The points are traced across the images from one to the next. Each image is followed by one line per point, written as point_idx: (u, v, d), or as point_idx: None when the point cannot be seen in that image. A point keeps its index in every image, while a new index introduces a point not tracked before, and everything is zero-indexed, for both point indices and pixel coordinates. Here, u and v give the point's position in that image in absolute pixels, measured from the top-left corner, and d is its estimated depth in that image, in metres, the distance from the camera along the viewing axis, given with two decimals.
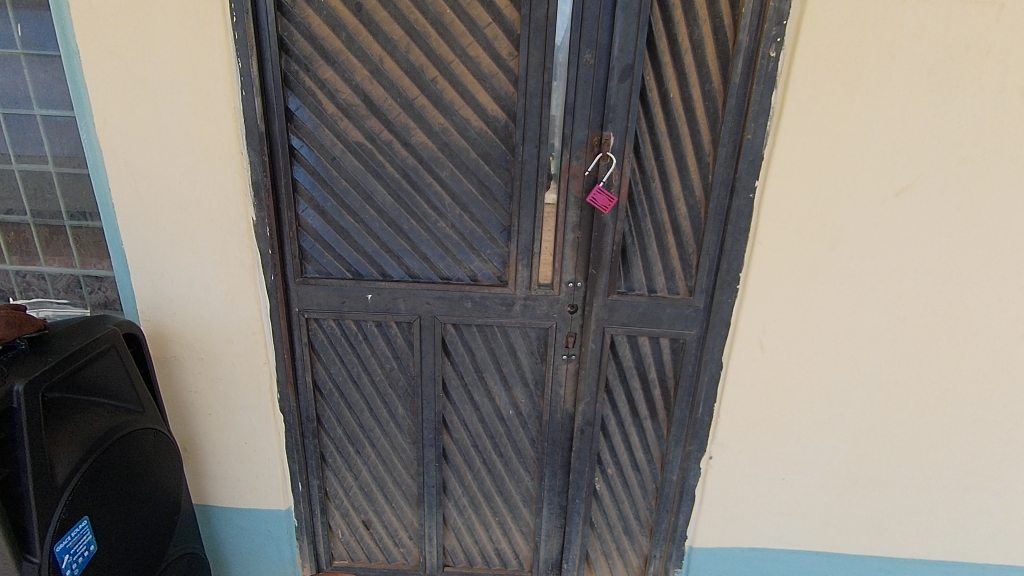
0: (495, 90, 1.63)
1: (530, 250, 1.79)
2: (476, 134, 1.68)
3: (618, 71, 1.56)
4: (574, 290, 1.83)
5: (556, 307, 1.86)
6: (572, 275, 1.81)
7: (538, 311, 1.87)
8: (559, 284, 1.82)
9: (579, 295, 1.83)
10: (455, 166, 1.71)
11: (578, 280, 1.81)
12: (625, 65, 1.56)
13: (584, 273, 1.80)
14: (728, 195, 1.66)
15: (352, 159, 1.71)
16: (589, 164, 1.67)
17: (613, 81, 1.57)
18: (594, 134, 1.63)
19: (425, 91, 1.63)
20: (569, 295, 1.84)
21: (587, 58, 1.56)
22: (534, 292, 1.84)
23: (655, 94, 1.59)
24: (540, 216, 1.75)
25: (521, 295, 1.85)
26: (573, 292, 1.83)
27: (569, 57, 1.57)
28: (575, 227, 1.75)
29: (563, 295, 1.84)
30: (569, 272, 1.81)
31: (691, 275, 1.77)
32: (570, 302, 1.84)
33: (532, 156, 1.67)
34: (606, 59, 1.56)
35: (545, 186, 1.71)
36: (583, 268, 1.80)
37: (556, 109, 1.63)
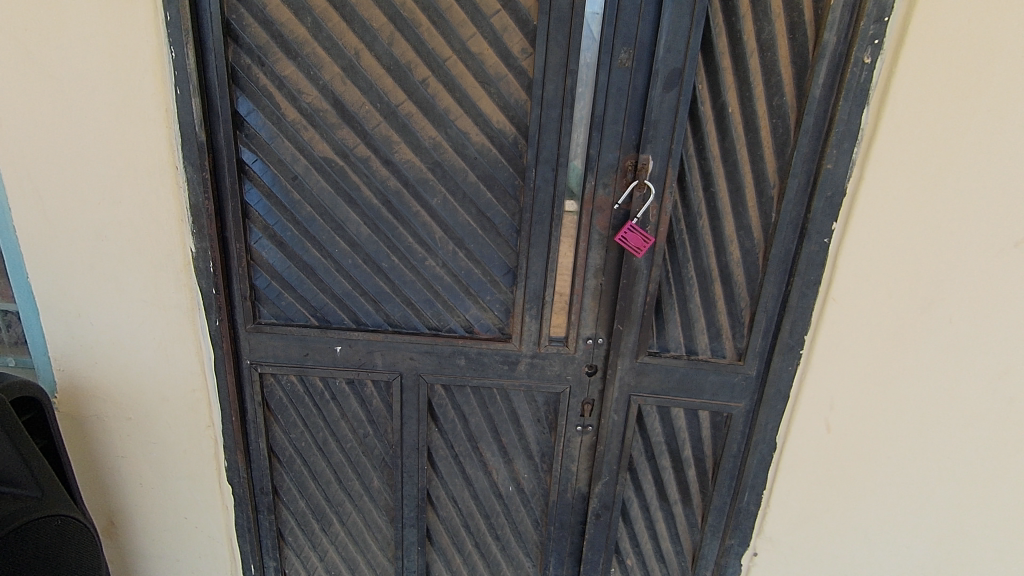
0: (502, 97, 1.27)
1: (540, 298, 1.43)
2: (477, 152, 1.32)
3: (663, 78, 1.21)
4: (594, 349, 1.47)
5: (571, 368, 1.50)
6: (592, 330, 1.45)
7: (547, 371, 1.51)
8: (575, 340, 1.47)
9: (600, 354, 1.48)
10: (449, 192, 1.36)
11: (600, 336, 1.46)
12: (673, 71, 1.20)
13: (607, 329, 1.45)
14: (796, 238, 1.30)
15: (318, 178, 1.34)
16: (620, 194, 1.31)
17: (656, 90, 1.22)
18: (627, 155, 1.28)
19: (413, 96, 1.27)
20: (588, 353, 1.48)
21: (624, 60, 1.21)
22: (543, 348, 1.48)
23: (709, 108, 1.24)
24: (553, 257, 1.39)
25: (528, 352, 1.49)
26: (592, 351, 1.48)
27: (601, 57, 1.21)
28: (598, 272, 1.39)
29: (579, 354, 1.48)
30: (588, 326, 1.45)
31: (742, 336, 1.41)
32: (588, 362, 1.49)
33: (548, 181, 1.32)
34: (648, 62, 1.21)
35: (562, 220, 1.36)
36: (607, 322, 1.44)
37: (580, 122, 1.28)
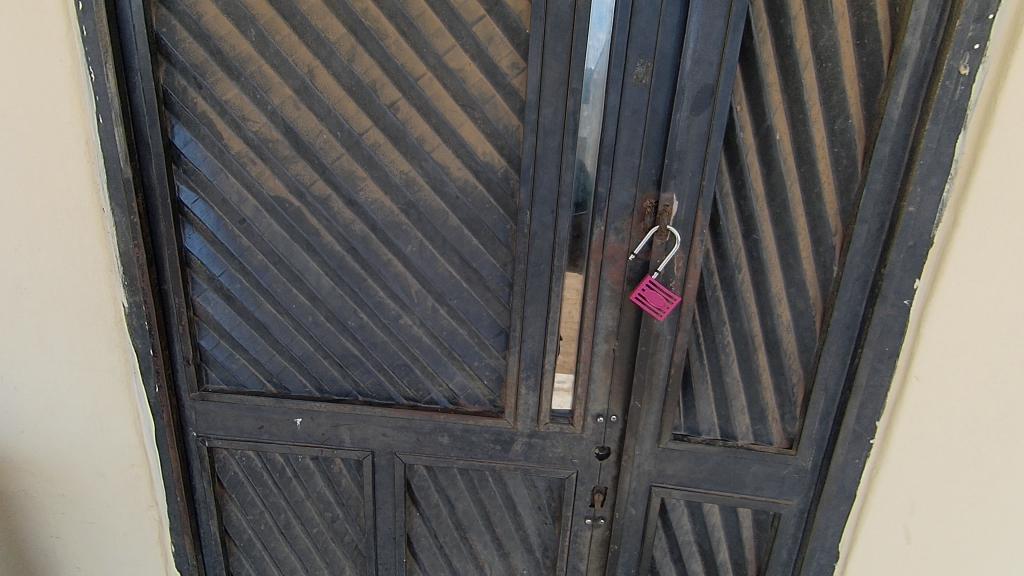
0: (488, 123, 1.03)
1: (539, 366, 1.17)
2: (459, 189, 1.08)
3: (690, 97, 0.95)
4: (606, 428, 1.20)
5: (578, 449, 1.23)
6: (603, 405, 1.18)
7: (550, 454, 1.24)
8: (582, 417, 1.20)
9: (614, 436, 1.20)
10: (426, 238, 1.11)
11: (614, 413, 1.18)
12: (704, 88, 0.94)
13: (622, 405, 1.17)
14: (867, 299, 1.01)
15: (270, 221, 1.12)
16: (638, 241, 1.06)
17: (681, 113, 0.96)
18: (645, 194, 1.03)
19: (379, 121, 1.04)
20: (598, 433, 1.21)
21: (639, 76, 0.96)
22: (543, 427, 1.21)
23: (751, 134, 0.97)
24: (554, 317, 1.13)
25: (525, 430, 1.22)
26: (604, 430, 1.20)
27: (610, 73, 0.97)
28: (611, 335, 1.13)
29: (588, 434, 1.21)
30: (599, 400, 1.18)
31: (794, 419, 1.11)
32: (599, 444, 1.22)
33: (547, 226, 1.07)
34: (670, 78, 0.96)
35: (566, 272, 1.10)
36: (622, 396, 1.17)
37: (586, 153, 1.03)
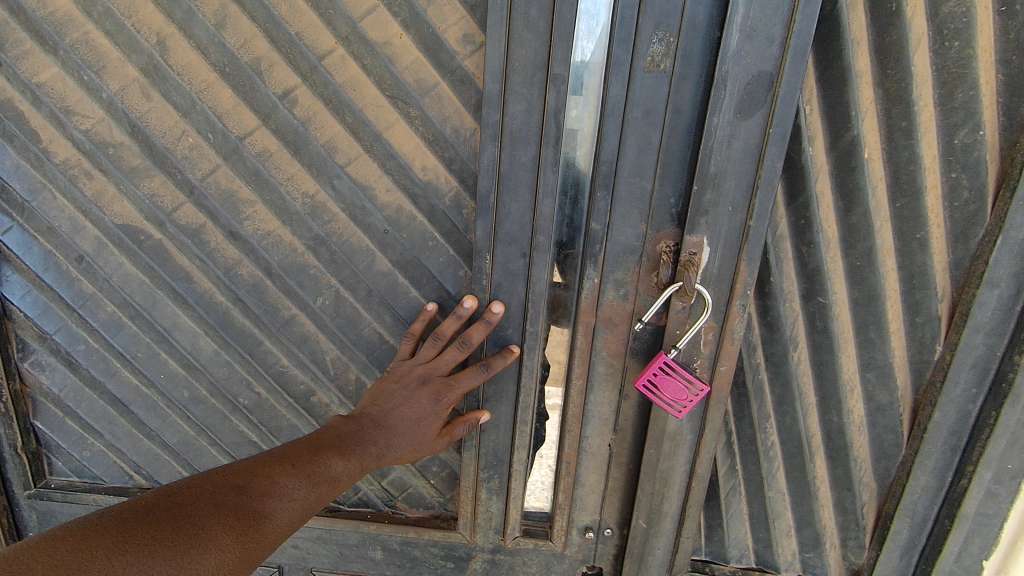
0: (428, 126, 0.70)
1: (506, 463, 0.85)
2: (388, 221, 0.74)
3: (736, 93, 0.62)
4: (597, 544, 0.88)
5: (559, 570, 0.91)
6: (594, 516, 0.86)
7: (521, 573, 0.91)
8: (564, 530, 0.87)
9: (609, 553, 0.88)
10: (343, 288, 0.78)
11: (609, 526, 0.87)
12: (757, 79, 0.61)
13: (619, 517, 0.86)
14: (985, 395, 0.68)
15: (118, 257, 0.78)
16: (651, 301, 0.74)
17: (720, 118, 0.63)
18: (660, 235, 0.71)
19: (268, 119, 0.70)
20: (588, 550, 0.89)
21: (655, 59, 0.63)
22: (511, 542, 0.89)
23: (824, 150, 0.64)
24: (527, 400, 0.81)
25: (486, 545, 0.90)
26: (596, 547, 0.88)
27: (611, 53, 0.64)
28: (606, 425, 0.81)
29: (572, 551, 0.89)
30: (588, 509, 0.86)
31: (859, 545, 0.80)
32: (587, 564, 0.90)
33: (517, 275, 0.74)
34: (703, 64, 0.63)
35: (543, 339, 0.78)
36: (620, 505, 0.85)
37: (573, 174, 0.70)
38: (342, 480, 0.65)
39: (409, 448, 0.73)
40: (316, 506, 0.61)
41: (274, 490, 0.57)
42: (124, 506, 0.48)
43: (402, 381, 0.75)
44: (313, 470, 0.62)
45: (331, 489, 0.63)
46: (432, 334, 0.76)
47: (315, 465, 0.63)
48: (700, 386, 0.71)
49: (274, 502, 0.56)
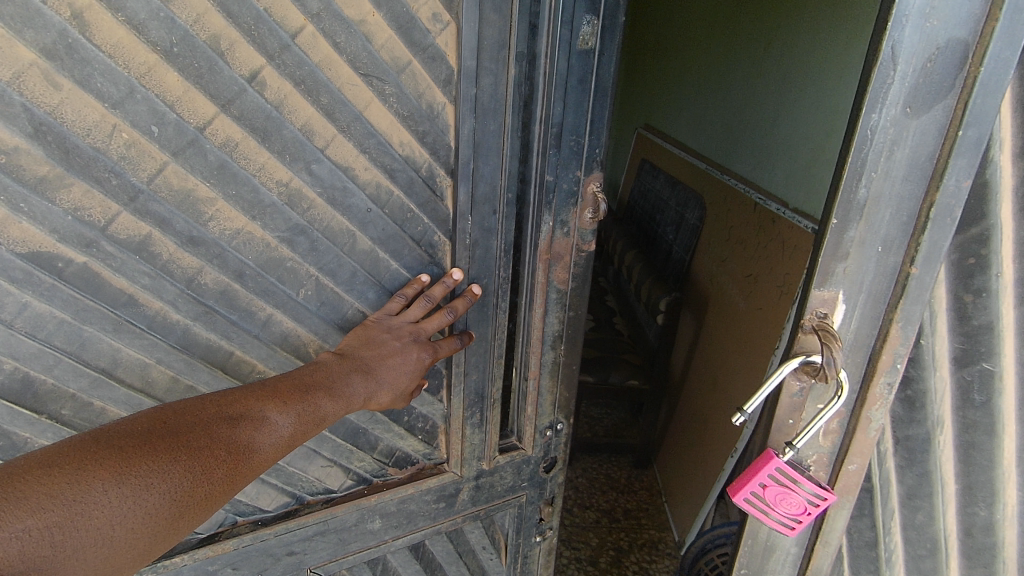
0: (403, 102, 0.73)
1: (484, 396, 0.97)
2: (368, 200, 0.76)
3: (908, 80, 0.57)
4: (553, 439, 1.08)
5: (526, 471, 1.09)
6: (551, 417, 1.06)
7: (496, 488, 1.07)
8: (531, 436, 1.05)
9: (559, 444, 1.10)
10: (324, 276, 0.77)
11: (560, 423, 1.07)
12: (939, 56, 0.56)
13: (569, 410, 1.07)
14: None
15: (19, 297, 0.61)
16: (588, 232, 0.91)
17: (884, 114, 0.58)
18: (592, 178, 0.87)
19: (231, 104, 0.63)
20: (546, 447, 1.08)
21: (585, 37, 0.76)
22: (491, 463, 1.03)
23: (1011, 162, 0.61)
24: (499, 335, 0.94)
25: (469, 476, 1.02)
26: (551, 443, 1.08)
27: (555, 31, 0.74)
28: (558, 341, 0.99)
29: (536, 453, 1.08)
30: (547, 414, 1.05)
31: (930, 559, 0.82)
32: (546, 458, 1.10)
33: (489, 231, 0.85)
34: (618, 39, 0.79)
35: (511, 278, 0.91)
36: (567, 402, 1.06)
37: (531, 137, 0.81)
38: (326, 419, 0.72)
39: (390, 391, 0.79)
40: (295, 441, 0.69)
41: (260, 422, 0.65)
42: (129, 427, 0.58)
43: (394, 334, 0.80)
44: (299, 412, 0.69)
45: (313, 427, 0.70)
46: (426, 296, 0.82)
47: (302, 408, 0.69)
48: (819, 495, 0.71)
49: (255, 439, 0.64)
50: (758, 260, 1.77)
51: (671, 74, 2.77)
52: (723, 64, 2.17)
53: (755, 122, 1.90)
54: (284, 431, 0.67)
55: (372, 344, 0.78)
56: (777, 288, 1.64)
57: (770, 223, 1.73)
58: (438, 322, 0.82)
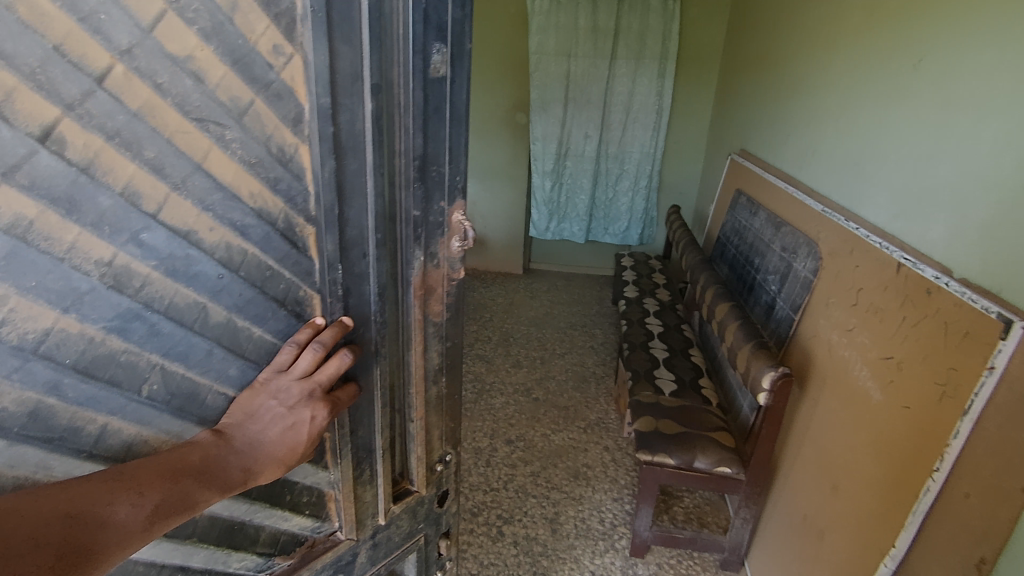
0: (248, 148, 0.67)
1: (371, 449, 0.98)
2: (224, 261, 0.70)
3: None
4: (442, 473, 1.16)
5: (421, 513, 1.15)
6: (440, 450, 1.13)
7: (395, 538, 1.11)
8: (422, 475, 1.10)
9: (450, 475, 1.19)
10: (172, 361, 0.70)
11: (448, 455, 1.16)
12: None
13: (452, 441, 1.16)
14: None
15: None
16: (456, 259, 0.95)
17: None
18: (457, 207, 0.92)
19: (15, 171, 0.52)
20: (437, 482, 1.16)
21: (436, 67, 0.80)
22: (388, 516, 1.06)
23: None
24: (384, 382, 0.94)
25: (367, 535, 1.04)
26: (442, 476, 1.17)
27: (407, 62, 0.76)
28: (439, 376, 1.06)
29: (428, 492, 1.14)
30: (435, 449, 1.12)
31: None
32: (437, 493, 1.17)
33: (359, 275, 0.82)
34: (462, 70, 0.84)
35: (389, 325, 0.91)
36: (452, 432, 1.15)
37: (395, 174, 0.81)
38: (195, 509, 0.67)
39: (274, 468, 0.77)
40: (158, 535, 0.64)
41: (116, 516, 0.60)
42: None
43: (281, 398, 0.78)
44: (165, 502, 0.64)
45: (181, 517, 0.66)
46: (314, 342, 0.79)
47: (167, 498, 0.65)
48: None
49: (112, 531, 0.59)
50: (916, 337, 1.60)
51: (796, 78, 2.84)
52: (860, 78, 2.19)
53: (854, 166, 2.16)
54: (145, 521, 0.62)
55: (240, 422, 0.77)
56: (936, 383, 1.49)
57: (925, 293, 1.59)
58: (333, 366, 0.80)
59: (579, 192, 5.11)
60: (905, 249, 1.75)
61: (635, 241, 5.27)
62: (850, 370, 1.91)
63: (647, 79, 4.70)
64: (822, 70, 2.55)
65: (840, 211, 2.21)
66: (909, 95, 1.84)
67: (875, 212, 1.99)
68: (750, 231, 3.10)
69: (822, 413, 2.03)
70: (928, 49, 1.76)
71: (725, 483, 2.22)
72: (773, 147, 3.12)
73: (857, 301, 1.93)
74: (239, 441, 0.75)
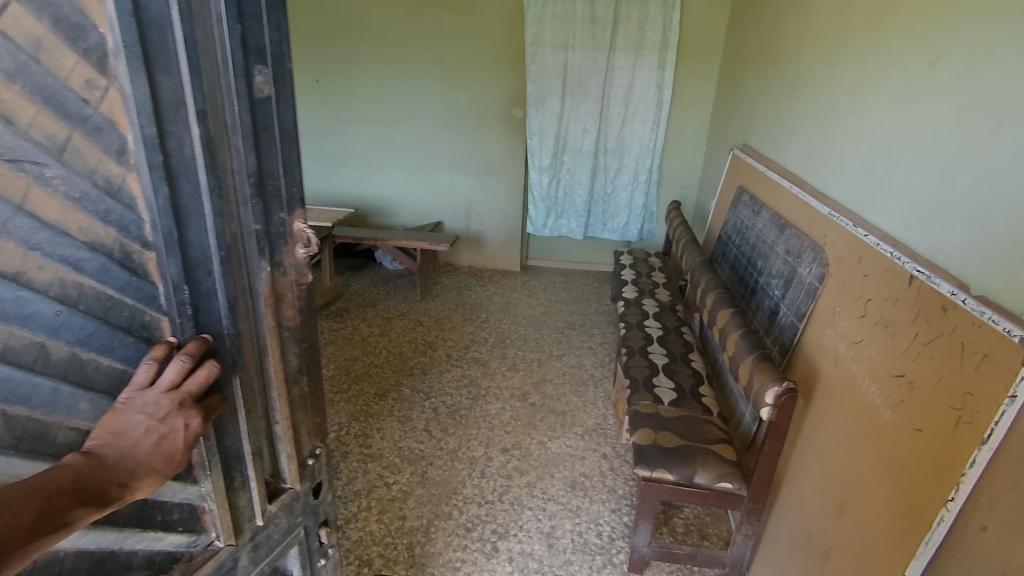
0: (70, 184, 0.61)
1: (240, 456, 0.88)
2: (59, 298, 0.64)
3: None
4: (314, 464, 1.06)
5: (297, 507, 1.03)
6: (310, 445, 1.04)
7: (275, 536, 0.99)
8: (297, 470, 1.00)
9: (323, 466, 1.09)
10: (12, 406, 0.63)
11: (318, 447, 1.07)
12: None
13: (318, 430, 1.07)
14: None
15: None
16: (304, 266, 0.89)
17: None
18: (296, 215, 0.86)
19: None
20: (312, 476, 1.06)
21: (260, 87, 0.75)
22: (264, 515, 0.94)
23: None
24: (245, 393, 0.86)
25: (242, 541, 0.92)
26: (316, 468, 1.07)
27: (228, 85, 0.71)
28: (299, 375, 0.97)
29: (303, 484, 1.03)
30: (304, 444, 1.02)
31: None
32: (311, 485, 1.06)
33: (208, 294, 0.75)
34: (286, 83, 0.80)
35: (244, 334, 0.82)
36: (319, 425, 1.06)
37: (230, 193, 0.75)
38: (72, 528, 0.62)
39: (155, 480, 0.71)
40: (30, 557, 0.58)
41: None
42: None
43: (149, 412, 0.70)
44: (39, 520, 0.59)
45: (57, 538, 0.60)
46: (181, 353, 0.72)
47: (43, 515, 0.59)
48: None
49: None
50: (930, 357, 1.50)
51: (802, 73, 2.72)
52: (870, 76, 2.08)
53: (864, 169, 2.06)
54: (18, 542, 0.56)
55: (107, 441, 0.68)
56: (952, 408, 1.40)
57: (941, 311, 1.49)
58: (201, 378, 0.74)
59: (577, 187, 4.99)
60: (917, 261, 1.66)
61: (635, 236, 5.16)
62: (857, 385, 1.82)
63: (646, 71, 4.57)
64: (830, 66, 2.43)
65: (849, 216, 2.11)
66: (925, 95, 1.73)
67: (887, 219, 1.89)
68: (753, 230, 2.99)
69: (827, 429, 1.94)
70: (945, 47, 1.66)
71: (724, 499, 2.14)
72: (777, 143, 3.00)
73: (866, 313, 1.84)
74: (110, 461, 0.68)
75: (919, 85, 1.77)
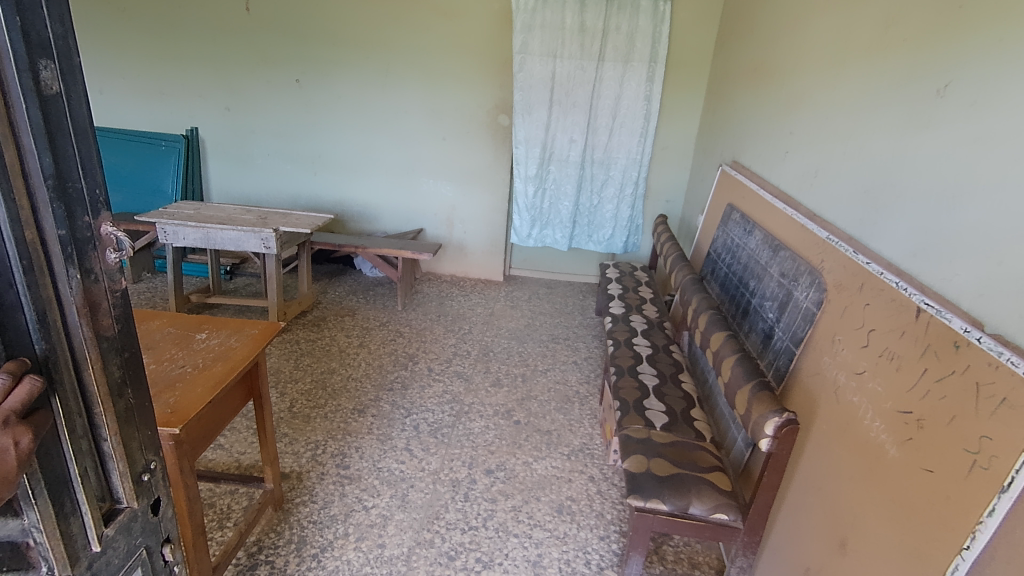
0: None
1: (68, 480, 0.81)
2: None
3: None
4: (151, 480, 0.99)
5: (136, 529, 0.96)
6: (145, 459, 0.96)
7: (115, 562, 0.91)
8: (132, 489, 0.93)
9: (159, 481, 1.02)
10: None
11: (152, 462, 0.99)
12: None
13: (154, 445, 0.99)
14: None
15: None
16: (116, 271, 0.85)
17: None
18: (102, 218, 0.81)
19: None
20: (149, 492, 0.99)
21: (48, 83, 0.69)
22: (102, 541, 0.87)
23: None
24: (63, 412, 0.79)
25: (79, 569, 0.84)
26: (153, 483, 1.00)
27: (11, 81, 0.65)
28: (124, 387, 0.90)
29: (141, 503, 0.96)
30: (138, 459, 0.95)
31: None
32: (149, 502, 0.99)
33: (12, 308, 0.71)
34: (76, 80, 0.74)
35: (53, 343, 0.76)
36: (152, 437, 0.98)
37: (25, 195, 0.69)
38: None
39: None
40: None
41: None
42: None
43: None
44: None
45: None
46: None
47: None
48: None
49: None
50: (941, 395, 1.45)
51: (798, 93, 2.70)
52: (871, 101, 2.05)
53: (866, 193, 2.02)
54: None
55: None
56: (967, 451, 1.34)
57: (952, 347, 1.44)
58: (22, 396, 0.70)
59: (563, 198, 4.92)
60: (925, 292, 1.60)
61: (621, 249, 5.10)
62: (859, 418, 1.76)
63: (634, 82, 4.53)
64: (828, 88, 2.40)
65: (849, 241, 2.07)
66: (932, 123, 1.70)
67: (891, 247, 1.84)
68: (745, 249, 2.95)
69: (826, 461, 1.89)
70: (958, 73, 1.62)
71: (720, 531, 2.10)
72: (771, 162, 2.97)
73: (868, 343, 1.79)
74: None
75: (928, 110, 1.73)
